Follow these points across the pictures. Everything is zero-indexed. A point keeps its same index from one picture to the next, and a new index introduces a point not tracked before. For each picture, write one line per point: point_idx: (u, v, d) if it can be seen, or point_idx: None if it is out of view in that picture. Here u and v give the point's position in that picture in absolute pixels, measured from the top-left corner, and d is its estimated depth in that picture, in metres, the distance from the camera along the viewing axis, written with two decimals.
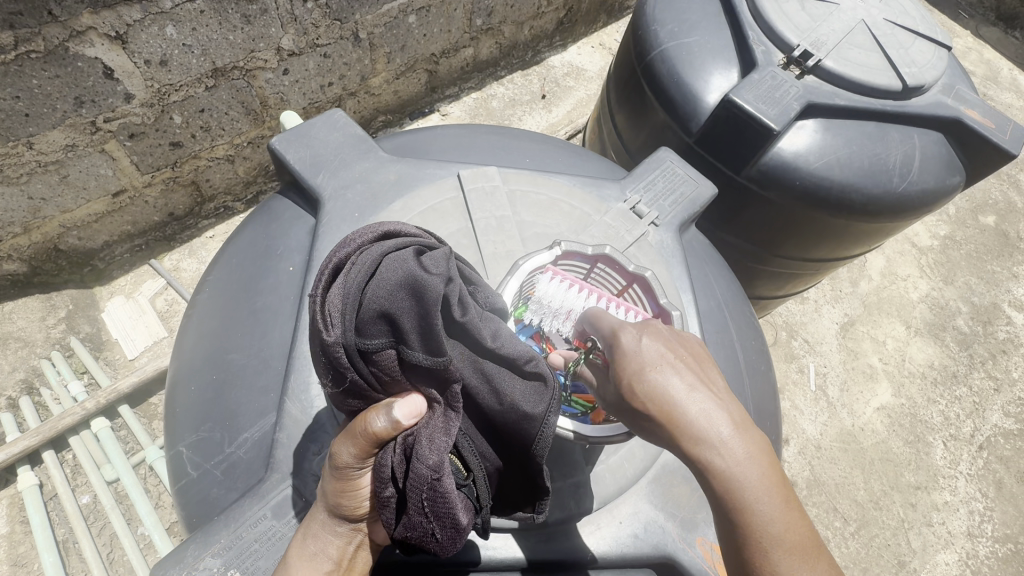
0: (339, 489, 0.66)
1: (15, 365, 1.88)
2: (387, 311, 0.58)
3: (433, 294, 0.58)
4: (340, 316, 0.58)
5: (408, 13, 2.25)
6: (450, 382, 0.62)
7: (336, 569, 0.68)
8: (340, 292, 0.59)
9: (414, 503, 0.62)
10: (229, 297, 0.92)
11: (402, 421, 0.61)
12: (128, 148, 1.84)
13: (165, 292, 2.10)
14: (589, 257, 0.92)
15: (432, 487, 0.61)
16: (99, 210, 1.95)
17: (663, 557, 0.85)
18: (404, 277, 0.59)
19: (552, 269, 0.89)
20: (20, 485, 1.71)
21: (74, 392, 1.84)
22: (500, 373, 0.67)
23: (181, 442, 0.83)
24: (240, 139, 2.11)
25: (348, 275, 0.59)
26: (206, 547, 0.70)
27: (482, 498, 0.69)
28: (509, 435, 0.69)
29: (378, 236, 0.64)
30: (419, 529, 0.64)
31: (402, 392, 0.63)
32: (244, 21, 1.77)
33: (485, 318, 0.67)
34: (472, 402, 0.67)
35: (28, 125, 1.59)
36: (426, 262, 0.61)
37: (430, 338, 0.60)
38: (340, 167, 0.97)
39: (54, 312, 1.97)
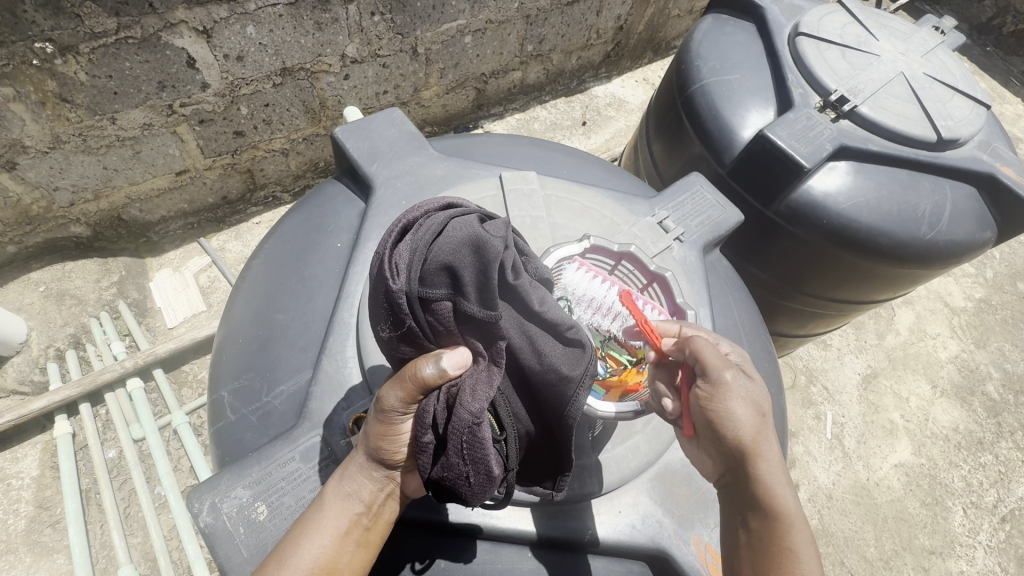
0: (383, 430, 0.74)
1: (65, 321, 2.00)
2: (450, 262, 0.65)
3: (492, 253, 0.66)
4: (405, 266, 0.66)
5: (464, 34, 2.39)
6: (496, 338, 0.69)
7: (365, 512, 0.75)
8: (407, 247, 0.67)
9: (453, 446, 0.69)
10: (282, 264, 1.00)
11: (449, 370, 0.69)
12: (196, 132, 1.99)
13: (209, 269, 2.23)
14: (614, 253, 0.98)
15: (471, 431, 0.68)
16: (162, 186, 2.10)
17: (658, 550, 0.88)
18: (468, 237, 0.66)
19: (578, 261, 0.95)
20: (55, 432, 1.82)
21: (115, 352, 1.97)
22: (542, 336, 0.74)
23: (223, 388, 0.91)
24: (297, 135, 2.26)
25: (417, 232, 0.67)
26: (238, 479, 0.77)
27: (511, 459, 0.75)
28: (546, 395, 0.76)
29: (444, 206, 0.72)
30: (453, 473, 0.71)
31: (451, 345, 0.70)
32: (316, 28, 1.92)
33: (534, 286, 0.74)
34: (516, 362, 0.74)
35: (114, 102, 1.74)
36: (488, 228, 0.69)
37: (485, 293, 0.67)
38: (393, 159, 1.06)
39: (108, 276, 2.10)
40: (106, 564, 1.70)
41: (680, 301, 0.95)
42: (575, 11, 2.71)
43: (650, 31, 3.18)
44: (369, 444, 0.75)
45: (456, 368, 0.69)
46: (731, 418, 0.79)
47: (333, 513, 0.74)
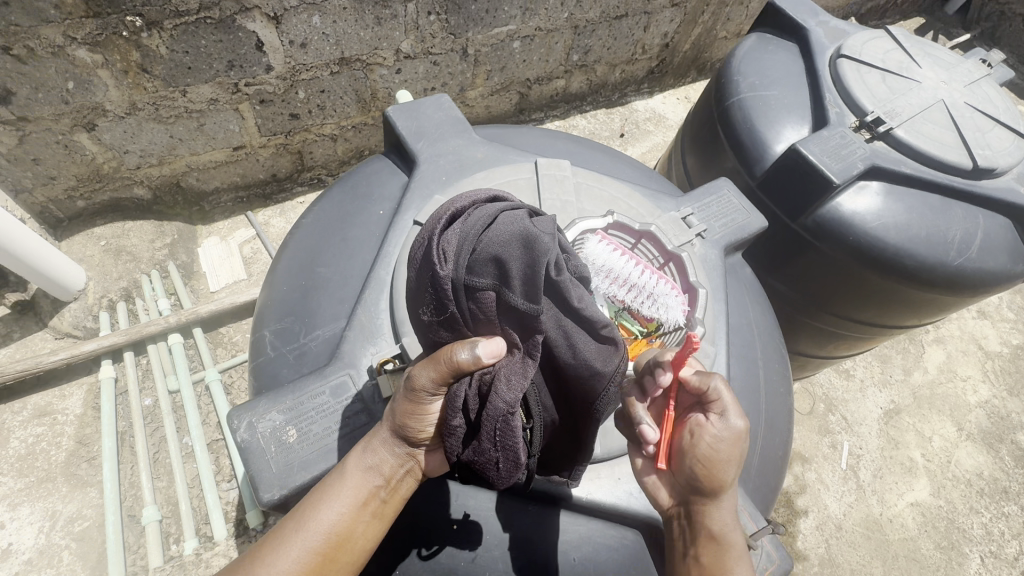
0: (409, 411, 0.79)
1: (118, 274, 2.15)
2: (501, 255, 0.71)
3: (539, 250, 0.71)
4: (455, 254, 0.71)
5: (514, 39, 2.49)
6: (533, 333, 0.74)
7: (383, 486, 0.82)
8: (457, 236, 0.72)
9: (487, 432, 0.75)
10: (328, 225, 1.09)
11: (483, 358, 0.74)
12: (256, 111, 2.13)
13: (253, 241, 2.37)
14: (635, 232, 1.07)
15: (505, 419, 0.74)
16: (219, 159, 2.24)
17: (649, 518, 0.99)
18: (517, 235, 0.73)
19: (601, 234, 1.03)
20: (100, 375, 1.96)
21: (161, 308, 2.11)
22: (577, 332, 0.80)
23: (264, 329, 0.99)
24: (347, 122, 2.38)
25: (467, 224, 0.73)
26: (275, 404, 0.86)
27: (534, 445, 0.82)
28: (576, 387, 0.83)
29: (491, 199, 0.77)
30: (483, 456, 0.77)
31: (490, 334, 0.75)
32: (375, 22, 2.04)
33: (573, 283, 0.79)
34: (550, 354, 0.80)
35: (187, 76, 1.89)
36: (535, 227, 0.76)
37: (529, 288, 0.72)
38: (438, 139, 1.14)
39: (161, 238, 2.24)
40: (132, 503, 1.81)
41: (692, 279, 1.04)
42: (623, 26, 2.78)
43: (695, 50, 3.23)
44: (396, 422, 0.81)
45: (491, 356, 0.74)
46: (716, 456, 0.88)
47: (354, 483, 0.81)
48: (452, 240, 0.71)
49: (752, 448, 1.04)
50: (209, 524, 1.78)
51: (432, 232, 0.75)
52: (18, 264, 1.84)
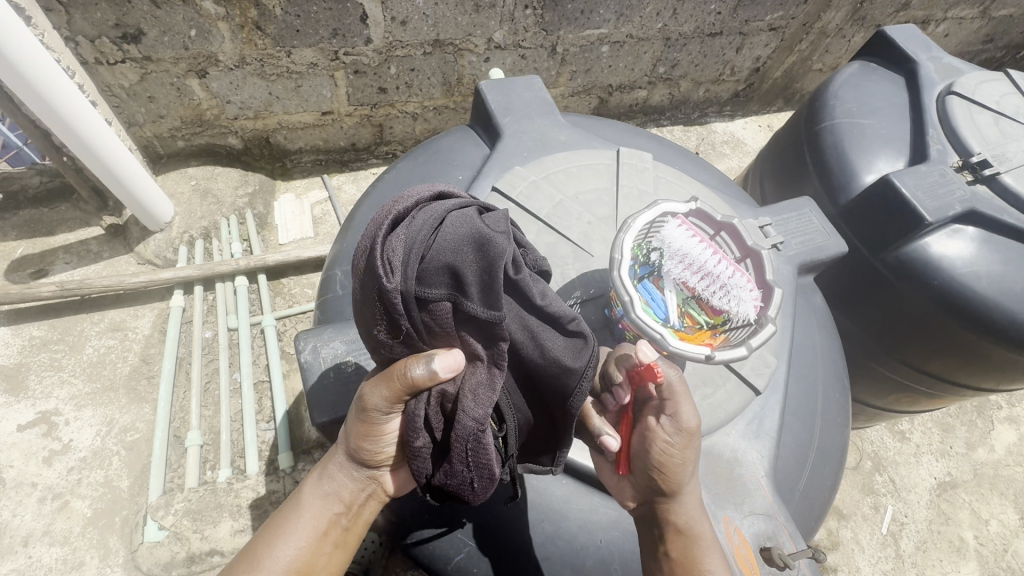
0: (359, 439, 0.97)
1: (201, 213, 2.29)
2: (448, 259, 0.76)
3: (489, 255, 0.76)
4: (401, 266, 0.75)
5: (603, 43, 2.50)
6: (495, 340, 0.81)
7: (343, 513, 1.04)
8: (402, 246, 0.76)
9: (458, 452, 0.85)
10: (408, 183, 1.14)
11: (441, 373, 0.80)
12: (349, 80, 2.24)
13: (325, 203, 2.49)
14: (716, 223, 0.98)
15: (475, 437, 0.82)
16: (307, 121, 2.36)
17: None
18: (465, 236, 0.78)
19: (682, 219, 0.93)
20: (171, 303, 2.10)
21: (234, 250, 2.24)
22: (541, 331, 0.85)
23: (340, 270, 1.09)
24: (429, 103, 2.47)
25: (413, 231, 0.76)
26: None
27: (509, 449, 0.92)
28: (548, 386, 0.89)
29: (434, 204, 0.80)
30: (458, 477, 0.88)
31: (445, 350, 0.82)
32: (474, 9, 2.11)
33: (533, 281, 0.84)
34: (517, 352, 0.86)
35: (294, 39, 2.00)
36: (481, 221, 0.82)
37: (483, 294, 0.77)
38: (524, 117, 1.16)
39: (245, 186, 2.39)
40: (180, 425, 1.93)
41: (769, 279, 0.92)
42: (715, 44, 2.74)
43: (787, 79, 3.14)
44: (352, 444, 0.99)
45: (446, 372, 0.81)
46: (667, 458, 0.89)
47: (317, 514, 1.02)
48: (394, 251, 0.75)
49: (802, 469, 1.03)
50: (244, 458, 1.87)
51: (375, 240, 0.76)
52: (117, 185, 1.97)
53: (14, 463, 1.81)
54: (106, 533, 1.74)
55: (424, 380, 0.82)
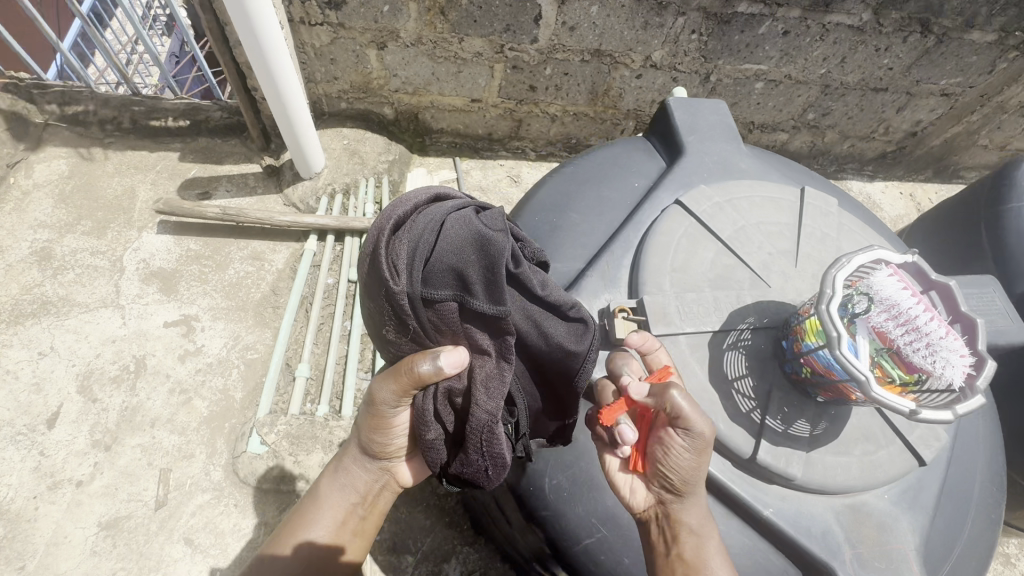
0: (375, 430, 1.28)
1: (345, 170, 2.47)
2: (450, 260, 0.91)
3: (493, 255, 0.91)
4: (406, 270, 0.90)
5: (758, 80, 2.45)
6: (504, 332, 0.96)
7: (359, 503, 1.34)
8: (408, 254, 0.90)
9: (473, 441, 1.02)
10: (584, 185, 1.26)
11: (447, 367, 0.98)
12: (505, 74, 2.33)
13: (453, 183, 2.63)
14: (925, 281, 0.98)
15: (488, 428, 1.00)
16: (456, 105, 2.50)
17: (822, 565, 0.95)
18: (462, 237, 0.92)
19: (893, 270, 0.92)
20: (306, 246, 2.30)
21: (367, 210, 2.42)
22: (543, 319, 1.00)
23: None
24: (571, 108, 2.54)
25: (412, 237, 0.91)
26: None
27: (516, 421, 1.08)
28: (552, 366, 1.05)
29: (433, 211, 0.95)
30: (473, 464, 1.06)
31: (449, 348, 0.99)
32: (642, 26, 2.14)
33: (536, 275, 0.99)
34: (523, 340, 1.02)
35: (470, 28, 2.11)
36: (480, 219, 0.95)
37: (490, 292, 0.93)
38: (709, 140, 1.22)
39: (388, 152, 2.55)
40: (292, 356, 2.10)
41: (980, 348, 0.90)
42: (876, 100, 2.60)
43: (945, 149, 2.92)
44: (368, 438, 1.30)
45: (452, 368, 0.98)
46: (675, 462, 0.95)
47: (335, 503, 1.32)
48: (398, 256, 0.90)
49: (946, 555, 1.05)
50: (341, 401, 2.00)
51: (379, 244, 0.91)
52: (290, 128, 2.14)
53: (156, 354, 2.06)
54: (216, 435, 1.94)
55: (430, 376, 0.99)
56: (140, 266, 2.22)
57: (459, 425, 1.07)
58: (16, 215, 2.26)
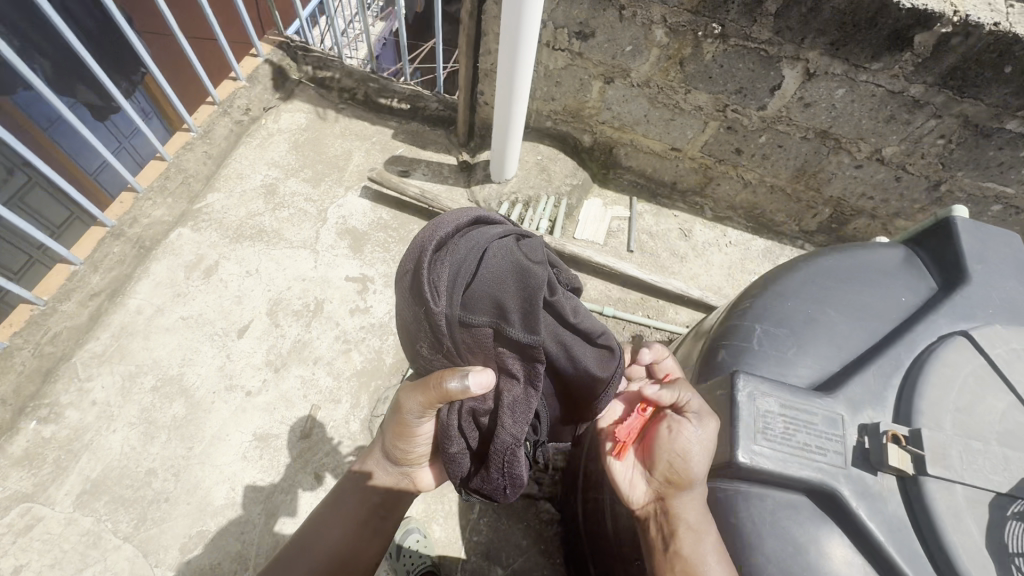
0: (399, 434, 1.31)
1: (532, 184, 2.55)
2: (491, 288, 0.99)
3: (532, 288, 1.00)
4: (446, 293, 0.97)
5: (997, 203, 2.20)
6: (533, 358, 1.04)
7: (380, 504, 1.35)
8: (448, 281, 0.97)
9: (495, 461, 1.08)
10: (844, 281, 1.28)
11: (474, 386, 1.04)
12: (716, 132, 2.30)
13: (624, 221, 2.66)
14: None
15: (511, 450, 1.06)
16: (653, 149, 2.51)
17: None
18: (503, 267, 1.01)
19: None
20: None
21: (540, 225, 2.49)
22: (572, 343, 1.12)
23: (761, 325, 1.24)
24: (769, 180, 2.46)
25: (450, 259, 0.98)
26: (772, 393, 1.08)
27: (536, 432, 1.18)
28: (575, 384, 1.17)
29: (470, 241, 1.01)
30: (494, 483, 1.12)
31: (476, 368, 1.05)
32: (886, 119, 2.00)
33: (569, 304, 1.10)
34: (552, 361, 1.12)
35: (701, 83, 2.10)
36: (519, 249, 1.03)
37: (527, 321, 1.01)
38: (995, 275, 1.23)
39: (574, 176, 2.62)
40: None
41: None
42: None
43: None
44: (391, 442, 1.33)
45: (478, 388, 1.04)
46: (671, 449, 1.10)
47: (357, 502, 1.34)
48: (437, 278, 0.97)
49: None
50: None
51: (421, 263, 0.98)
52: (503, 136, 2.27)
53: (333, 301, 2.29)
54: (362, 390, 2.11)
55: (458, 393, 1.05)
56: (339, 221, 2.48)
57: (482, 445, 1.13)
58: (257, 151, 2.63)
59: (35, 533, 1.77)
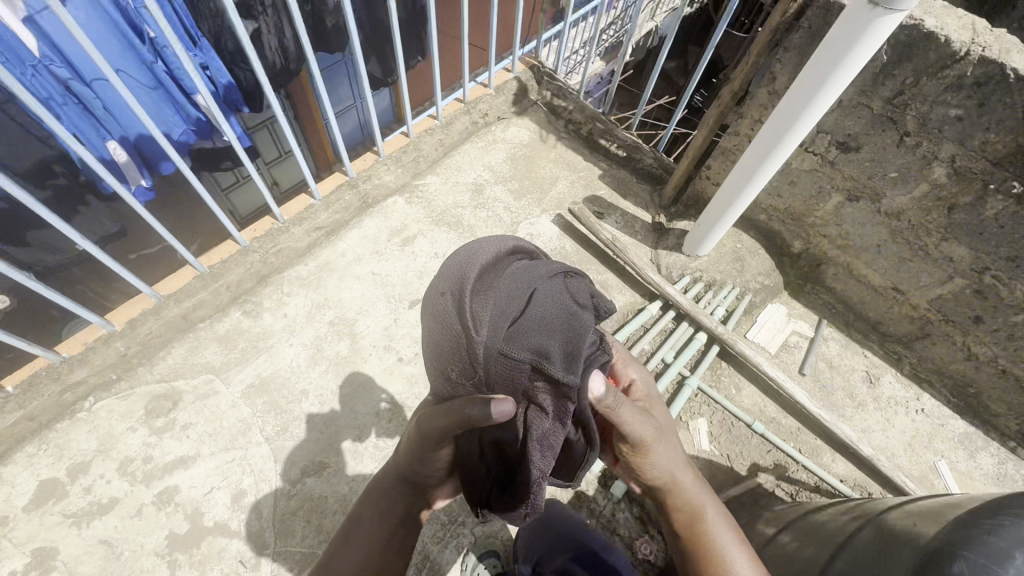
0: (415, 459, 1.31)
1: (721, 268, 2.46)
2: (529, 321, 1.11)
3: (574, 334, 1.13)
4: (488, 326, 1.08)
5: None
6: (565, 397, 1.09)
7: (395, 526, 1.39)
8: (491, 316, 1.09)
9: (520, 490, 1.14)
10: None
11: (499, 416, 1.05)
12: (957, 290, 2.04)
13: (805, 338, 2.45)
14: None
15: (538, 480, 1.13)
16: (870, 281, 2.31)
17: None
18: (541, 302, 1.14)
19: None
20: (648, 305, 2.41)
21: (717, 310, 2.38)
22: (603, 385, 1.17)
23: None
24: (1004, 363, 2.10)
25: (489, 290, 1.13)
26: None
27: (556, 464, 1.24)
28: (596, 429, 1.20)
29: (512, 286, 1.15)
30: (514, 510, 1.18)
31: (497, 396, 1.06)
32: None
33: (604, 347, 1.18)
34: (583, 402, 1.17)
35: (964, 236, 1.88)
36: (560, 294, 1.18)
37: (566, 362, 1.09)
38: None
39: (768, 275, 2.48)
40: None
41: None
42: None
43: None
44: (405, 468, 1.34)
45: (501, 417, 1.06)
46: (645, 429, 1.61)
47: (371, 527, 1.37)
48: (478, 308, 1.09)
49: None
50: None
51: (467, 293, 1.10)
52: (722, 208, 2.17)
53: None
54: None
55: (481, 420, 1.07)
56: (524, 237, 2.60)
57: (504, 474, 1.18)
58: (480, 152, 2.87)
59: (208, 403, 2.08)
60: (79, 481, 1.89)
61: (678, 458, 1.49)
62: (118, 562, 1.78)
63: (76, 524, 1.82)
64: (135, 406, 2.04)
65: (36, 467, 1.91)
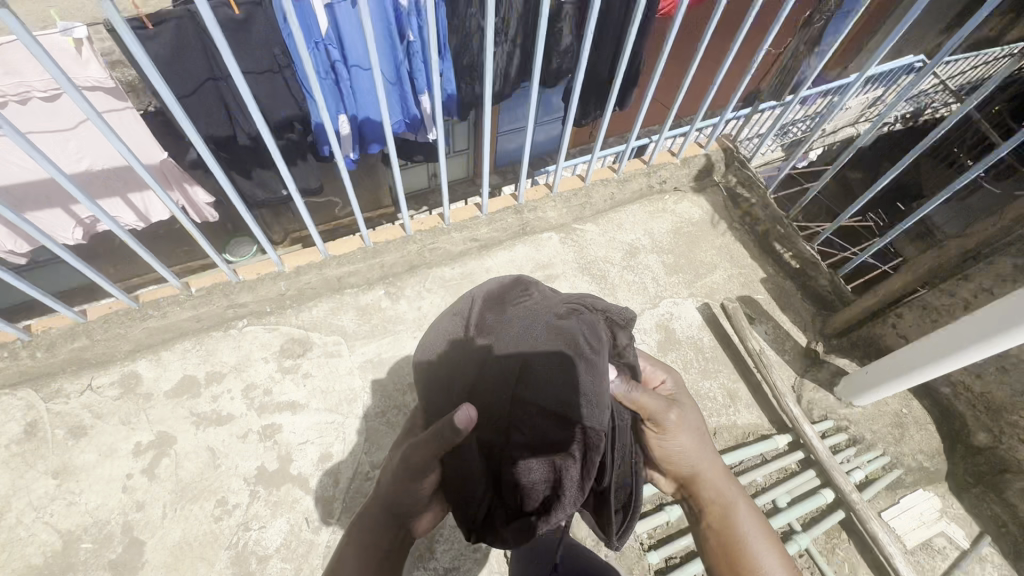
0: (394, 482, 1.33)
1: (876, 427, 2.19)
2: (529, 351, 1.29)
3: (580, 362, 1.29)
4: (500, 360, 1.29)
5: None
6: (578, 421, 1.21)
7: (384, 543, 1.35)
8: (505, 355, 1.30)
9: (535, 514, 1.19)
10: None
11: (465, 426, 1.16)
12: None
13: (954, 547, 2.06)
14: None
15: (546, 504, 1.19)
16: None
17: None
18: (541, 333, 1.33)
19: None
20: (775, 436, 2.17)
21: (855, 472, 2.09)
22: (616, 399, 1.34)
23: None
24: None
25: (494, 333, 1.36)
26: None
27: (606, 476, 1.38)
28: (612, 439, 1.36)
29: (524, 326, 1.35)
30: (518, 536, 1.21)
31: (467, 406, 1.18)
32: None
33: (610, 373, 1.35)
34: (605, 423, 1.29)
35: None
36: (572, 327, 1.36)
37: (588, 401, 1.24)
38: None
39: (931, 458, 2.17)
40: None
41: None
42: None
43: None
44: (388, 486, 1.35)
45: (467, 426, 1.16)
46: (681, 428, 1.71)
47: (361, 543, 1.34)
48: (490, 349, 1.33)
49: None
50: (667, 568, 1.90)
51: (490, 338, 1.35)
52: (923, 359, 1.83)
53: None
54: None
55: (453, 433, 1.17)
56: (664, 314, 2.48)
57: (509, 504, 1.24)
58: (646, 215, 2.80)
59: (330, 362, 2.24)
60: (211, 387, 2.12)
61: (698, 439, 1.65)
62: (214, 471, 1.96)
63: (195, 423, 2.05)
64: (273, 340, 2.26)
65: (185, 361, 2.18)
